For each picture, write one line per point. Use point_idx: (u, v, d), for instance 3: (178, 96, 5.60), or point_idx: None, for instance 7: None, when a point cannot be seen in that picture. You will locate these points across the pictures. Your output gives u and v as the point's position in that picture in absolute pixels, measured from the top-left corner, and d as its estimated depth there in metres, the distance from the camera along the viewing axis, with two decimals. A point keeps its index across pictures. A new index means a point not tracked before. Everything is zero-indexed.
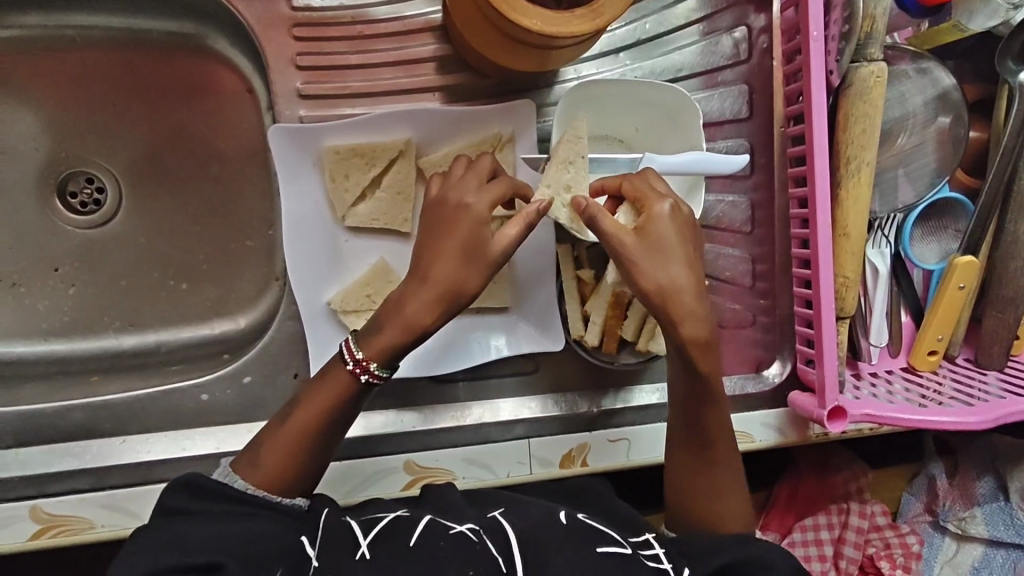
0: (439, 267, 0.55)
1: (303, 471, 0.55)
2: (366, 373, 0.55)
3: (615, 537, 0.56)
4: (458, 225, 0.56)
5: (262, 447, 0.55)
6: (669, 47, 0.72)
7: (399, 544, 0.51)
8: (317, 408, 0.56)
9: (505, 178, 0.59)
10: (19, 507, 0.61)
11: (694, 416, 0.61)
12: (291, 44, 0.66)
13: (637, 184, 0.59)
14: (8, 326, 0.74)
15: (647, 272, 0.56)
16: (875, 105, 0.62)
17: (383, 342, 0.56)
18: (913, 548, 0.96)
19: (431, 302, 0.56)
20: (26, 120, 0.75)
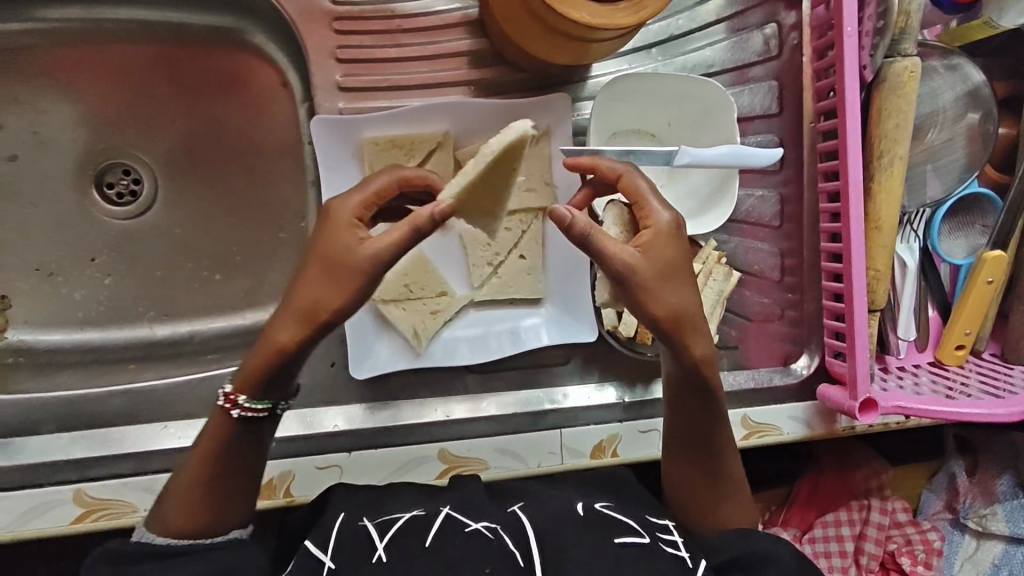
0: (304, 290, 0.48)
1: (218, 510, 0.52)
2: (236, 408, 0.51)
3: (633, 525, 0.56)
4: (344, 231, 0.49)
5: (167, 504, 0.52)
6: (702, 42, 0.73)
7: (413, 546, 0.51)
8: (204, 450, 0.52)
9: (389, 173, 0.53)
10: (62, 491, 0.62)
11: (694, 418, 0.58)
12: (332, 37, 0.66)
13: (640, 189, 0.53)
14: (45, 314, 0.75)
15: (661, 298, 0.50)
16: (908, 99, 0.63)
17: (245, 373, 0.50)
18: (934, 545, 0.95)
19: (290, 323, 0.48)
20: (64, 111, 0.76)
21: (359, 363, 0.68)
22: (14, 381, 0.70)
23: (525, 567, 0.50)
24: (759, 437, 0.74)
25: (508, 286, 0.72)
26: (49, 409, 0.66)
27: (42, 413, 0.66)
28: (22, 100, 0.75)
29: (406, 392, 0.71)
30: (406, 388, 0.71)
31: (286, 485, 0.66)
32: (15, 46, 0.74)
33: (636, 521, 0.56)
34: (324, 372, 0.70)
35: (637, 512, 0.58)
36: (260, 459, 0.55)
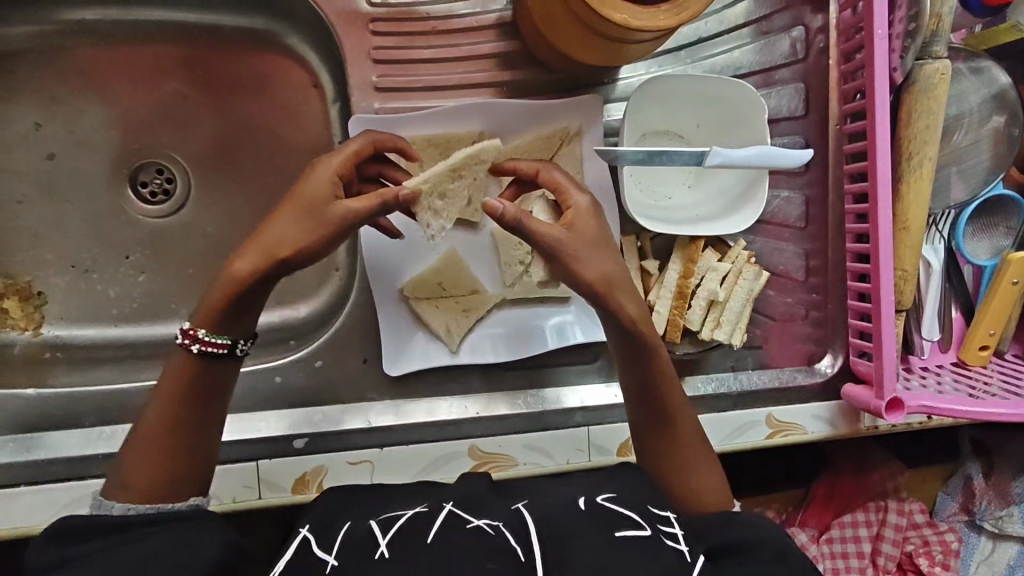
0: (275, 228, 0.51)
1: (173, 470, 0.52)
2: (196, 343, 0.53)
3: (634, 518, 0.54)
4: (308, 179, 0.53)
5: (125, 467, 0.52)
6: (731, 44, 0.74)
7: (416, 541, 0.50)
8: (171, 393, 0.53)
9: (364, 138, 0.58)
10: (104, 483, 0.63)
11: (643, 383, 0.61)
12: (369, 38, 0.68)
13: (554, 175, 0.58)
14: (81, 311, 0.77)
15: (589, 266, 0.55)
16: (938, 100, 0.64)
17: (207, 308, 0.53)
18: (952, 546, 0.96)
19: (252, 256, 0.51)
20: (98, 110, 0.77)
21: (394, 361, 0.70)
22: (53, 375, 0.73)
23: (526, 562, 0.49)
24: (783, 436, 0.74)
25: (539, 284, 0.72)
26: (88, 403, 0.69)
27: (83, 407, 0.69)
28: (60, 100, 0.76)
29: (435, 388, 0.71)
30: (436, 385, 0.72)
31: (319, 479, 0.67)
32: (52, 46, 0.76)
33: (637, 512, 0.54)
34: (357, 368, 0.71)
35: (639, 500, 0.57)
36: (219, 420, 0.56)
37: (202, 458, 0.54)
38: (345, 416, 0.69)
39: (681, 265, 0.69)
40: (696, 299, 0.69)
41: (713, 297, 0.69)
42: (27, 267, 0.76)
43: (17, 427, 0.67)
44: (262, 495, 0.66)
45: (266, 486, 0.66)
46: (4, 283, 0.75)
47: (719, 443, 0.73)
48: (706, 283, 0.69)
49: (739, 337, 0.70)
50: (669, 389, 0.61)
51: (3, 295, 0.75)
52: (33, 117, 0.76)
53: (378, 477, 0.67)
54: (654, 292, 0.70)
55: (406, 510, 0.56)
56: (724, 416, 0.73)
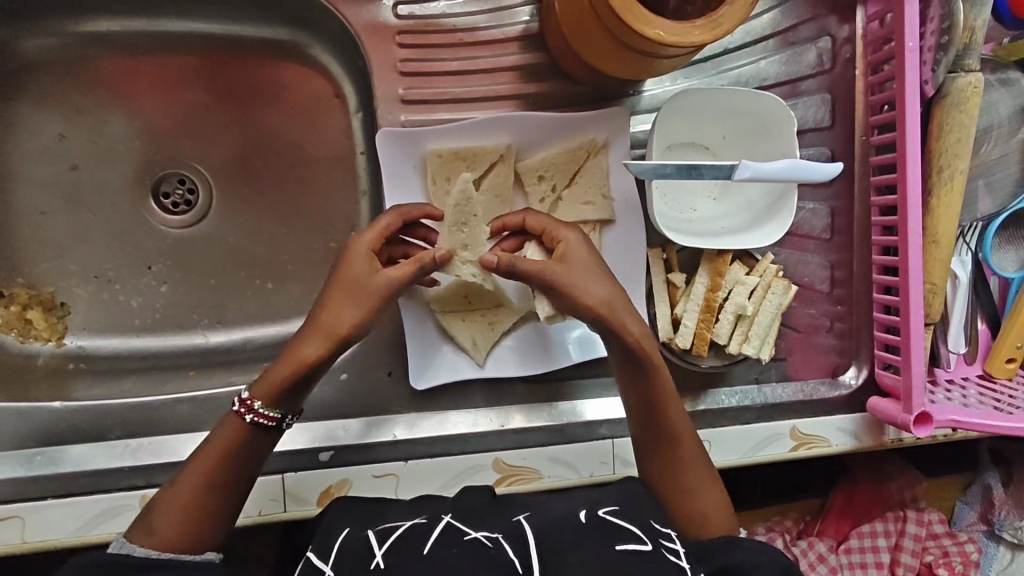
0: (333, 310, 0.57)
1: (201, 528, 0.54)
2: (252, 412, 0.56)
3: (637, 533, 0.56)
4: (358, 257, 0.59)
5: (156, 519, 0.54)
6: (757, 55, 0.73)
7: (410, 552, 0.52)
8: (214, 454, 0.56)
9: (393, 213, 0.63)
10: (130, 496, 0.63)
11: (646, 403, 0.63)
12: (395, 51, 0.68)
13: (540, 220, 0.63)
14: (103, 321, 0.76)
15: (587, 293, 0.59)
16: (970, 114, 0.64)
17: (266, 384, 0.56)
18: (972, 557, 0.95)
19: (316, 339, 0.57)
20: (122, 121, 0.77)
21: (419, 375, 0.70)
22: (76, 388, 0.73)
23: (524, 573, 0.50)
24: (807, 449, 0.74)
25: None
26: (113, 416, 0.69)
27: (108, 420, 0.69)
28: (83, 110, 0.76)
29: (459, 401, 0.71)
30: (459, 397, 0.71)
31: (344, 491, 0.67)
32: (75, 56, 0.76)
33: (639, 528, 0.56)
34: (382, 380, 0.71)
35: (642, 516, 0.59)
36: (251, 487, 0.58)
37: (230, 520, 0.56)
38: (368, 429, 0.68)
39: (708, 278, 0.69)
40: (723, 313, 0.69)
41: (740, 310, 0.69)
42: (49, 278, 0.76)
43: (43, 441, 0.67)
44: (287, 508, 0.66)
45: (291, 498, 0.66)
46: (27, 294, 0.75)
47: (744, 456, 0.72)
48: (733, 297, 0.69)
49: (768, 351, 0.70)
50: (674, 413, 0.63)
51: (27, 306, 0.75)
52: (57, 127, 0.76)
53: (403, 491, 0.67)
54: (681, 306, 0.70)
55: (405, 522, 0.58)
56: (750, 430, 0.72)
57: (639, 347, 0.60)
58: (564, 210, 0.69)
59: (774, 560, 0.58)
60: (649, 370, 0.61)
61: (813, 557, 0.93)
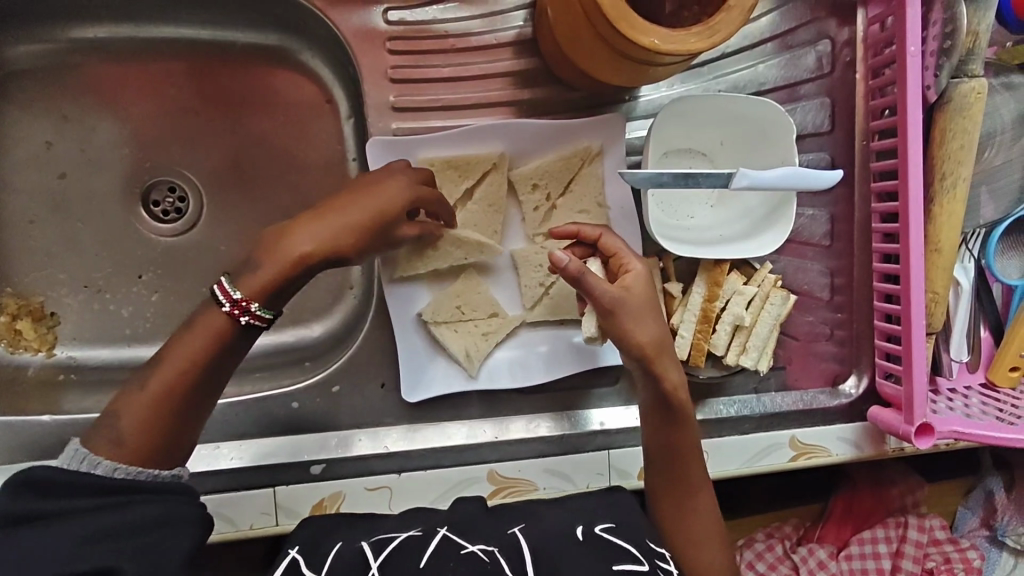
0: (334, 219, 0.58)
1: (165, 439, 0.52)
2: (246, 315, 0.54)
3: (634, 553, 0.55)
4: (387, 199, 0.60)
5: (120, 419, 0.51)
6: (755, 59, 0.72)
7: (407, 566, 0.53)
8: (191, 354, 0.53)
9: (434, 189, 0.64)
10: None
11: (669, 448, 0.62)
12: (386, 58, 0.67)
13: (614, 242, 0.62)
14: (94, 331, 0.76)
15: (639, 328, 0.59)
16: (973, 120, 0.63)
17: (255, 282, 0.55)
18: (974, 564, 0.93)
19: (314, 237, 0.57)
20: (110, 128, 0.76)
21: (411, 388, 0.69)
22: (66, 400, 0.72)
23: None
24: (807, 458, 0.72)
25: (559, 307, 0.71)
26: None
27: None
28: (71, 117, 0.75)
29: (453, 411, 0.70)
30: (453, 407, 0.70)
31: (336, 504, 0.66)
32: (62, 63, 0.75)
33: (636, 548, 0.56)
34: (374, 392, 0.70)
35: (641, 535, 0.58)
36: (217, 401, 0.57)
37: (197, 430, 0.55)
38: (361, 441, 0.68)
39: (706, 287, 0.68)
40: (721, 324, 0.68)
41: (738, 321, 0.68)
42: (39, 287, 0.75)
43: (32, 454, 0.66)
44: (278, 521, 0.65)
45: (282, 511, 0.65)
46: (17, 303, 0.74)
47: (744, 466, 0.71)
48: (731, 307, 0.68)
49: (766, 362, 0.69)
50: (696, 464, 0.62)
51: (17, 316, 0.74)
52: (45, 135, 0.75)
53: (396, 505, 0.66)
54: (678, 315, 0.68)
55: (400, 533, 0.58)
56: (750, 440, 0.71)
57: (675, 393, 0.61)
58: (559, 219, 0.69)
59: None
60: (681, 419, 0.61)
61: (813, 565, 0.91)
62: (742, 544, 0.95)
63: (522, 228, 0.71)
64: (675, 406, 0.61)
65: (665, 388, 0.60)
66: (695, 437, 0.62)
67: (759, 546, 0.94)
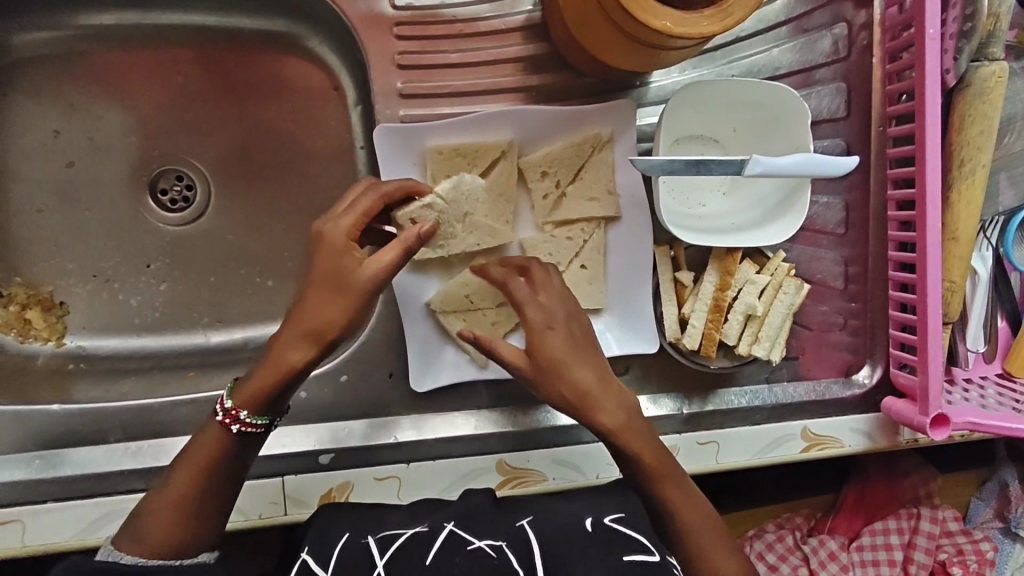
0: (312, 311, 0.55)
1: (186, 533, 0.54)
2: (237, 422, 0.56)
3: (644, 544, 0.56)
4: (349, 258, 0.55)
5: (145, 519, 0.54)
6: (770, 42, 0.71)
7: (414, 563, 0.53)
8: (198, 464, 0.55)
9: (374, 192, 0.58)
10: (129, 500, 0.62)
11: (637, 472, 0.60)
12: (394, 43, 0.66)
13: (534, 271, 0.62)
14: (102, 321, 0.76)
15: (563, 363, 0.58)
16: (993, 105, 0.62)
17: (249, 390, 0.56)
18: (987, 555, 0.92)
19: (303, 344, 0.55)
20: (116, 116, 0.75)
21: (421, 378, 0.68)
22: (76, 389, 0.72)
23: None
24: (819, 450, 0.71)
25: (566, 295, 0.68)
26: (114, 418, 0.68)
27: (110, 422, 0.68)
28: (78, 105, 0.75)
29: (462, 401, 0.70)
30: (462, 397, 0.70)
31: (346, 494, 0.65)
32: (70, 52, 0.74)
33: (645, 538, 0.57)
34: (383, 382, 0.70)
35: (648, 528, 0.58)
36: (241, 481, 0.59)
37: (221, 517, 0.57)
38: (369, 431, 0.67)
39: (717, 276, 0.67)
40: (732, 314, 0.67)
41: (750, 310, 0.67)
42: (47, 276, 0.75)
43: (40, 443, 0.66)
44: (288, 511, 0.65)
45: (291, 501, 0.65)
46: (26, 293, 0.74)
47: (755, 457, 0.70)
48: (743, 296, 0.67)
49: (779, 352, 0.68)
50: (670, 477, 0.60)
51: (26, 306, 0.74)
52: (52, 124, 0.74)
53: (405, 495, 0.66)
54: (689, 304, 0.68)
55: (407, 527, 0.58)
56: (762, 430, 0.70)
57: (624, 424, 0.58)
58: (568, 206, 0.68)
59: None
60: (642, 445, 0.59)
61: (823, 556, 0.91)
62: (751, 535, 0.94)
63: (532, 217, 0.69)
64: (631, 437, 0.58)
65: (597, 426, 0.58)
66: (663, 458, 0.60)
67: (769, 537, 0.93)
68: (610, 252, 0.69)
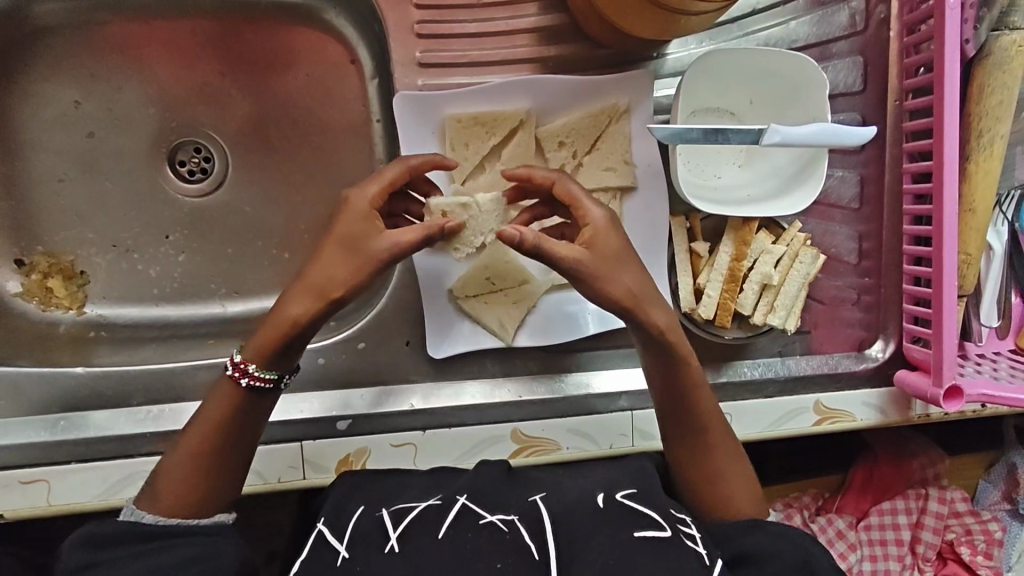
0: (322, 268, 0.56)
1: (204, 490, 0.56)
2: (247, 376, 0.56)
3: (655, 518, 0.55)
4: (350, 214, 0.56)
5: (160, 479, 0.55)
6: (787, 15, 0.71)
7: (426, 536, 0.52)
8: (211, 425, 0.56)
9: (400, 164, 0.60)
10: (151, 461, 0.64)
11: (671, 392, 0.62)
12: (412, 12, 0.66)
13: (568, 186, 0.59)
14: (122, 290, 0.77)
15: (614, 283, 0.58)
16: (1013, 75, 0.62)
17: (259, 347, 0.56)
18: (995, 536, 0.92)
19: (304, 299, 0.56)
20: (136, 88, 0.76)
21: (437, 344, 0.69)
22: (97, 355, 0.73)
23: (540, 560, 0.50)
24: (831, 423, 0.72)
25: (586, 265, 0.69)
26: (136, 382, 0.69)
27: (132, 385, 0.69)
28: (99, 76, 0.75)
29: (477, 371, 0.71)
30: (477, 367, 0.71)
31: (363, 459, 0.67)
32: (89, 22, 0.75)
33: (658, 513, 0.56)
34: (400, 350, 0.71)
35: (660, 502, 0.58)
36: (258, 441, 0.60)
37: (237, 476, 0.58)
38: (387, 399, 0.68)
39: (732, 248, 0.68)
40: (748, 283, 0.68)
41: (766, 280, 0.67)
42: (68, 246, 0.76)
43: (64, 403, 0.68)
44: (306, 476, 0.66)
45: (310, 465, 0.66)
46: (48, 262, 0.76)
47: (765, 429, 0.71)
48: (759, 266, 0.67)
49: (794, 322, 0.69)
50: (704, 398, 0.62)
51: (47, 274, 0.76)
52: (72, 95, 0.75)
53: (421, 462, 0.67)
54: (704, 275, 0.69)
55: (420, 502, 0.57)
56: (772, 403, 0.71)
57: (668, 354, 0.60)
58: (585, 175, 0.68)
59: (796, 549, 0.56)
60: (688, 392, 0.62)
61: (832, 534, 0.91)
62: None
63: None
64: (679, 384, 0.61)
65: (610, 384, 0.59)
66: (709, 407, 0.62)
67: (778, 516, 0.93)
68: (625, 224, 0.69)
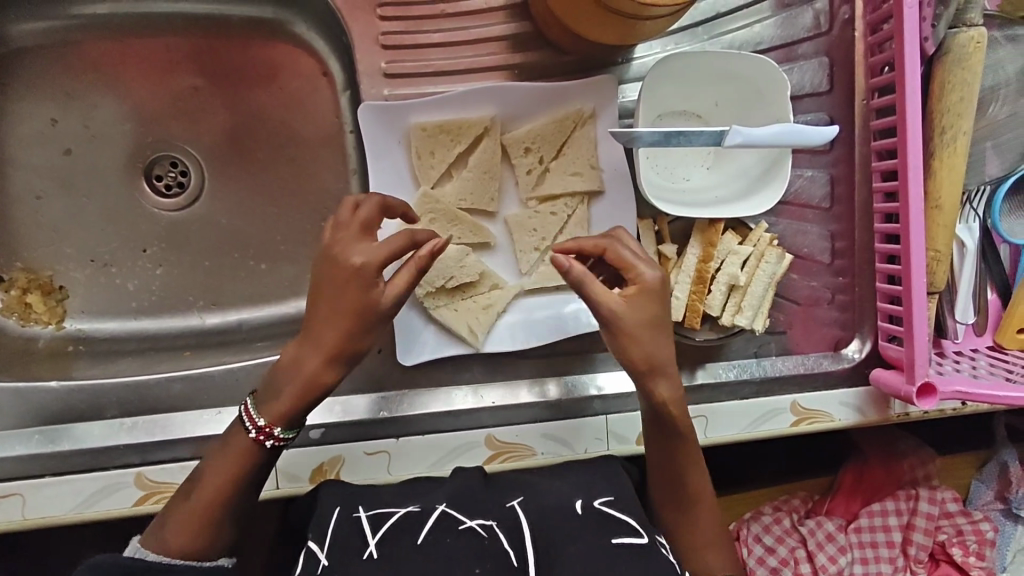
0: (332, 332, 0.57)
1: (208, 537, 0.57)
2: (270, 439, 0.58)
3: (634, 525, 0.55)
4: (356, 289, 0.57)
5: (173, 518, 0.57)
6: (752, 18, 0.71)
7: (406, 543, 0.52)
8: (225, 473, 0.57)
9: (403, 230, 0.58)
10: (124, 474, 0.64)
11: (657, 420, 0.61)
12: (378, 24, 0.67)
13: (619, 252, 0.59)
14: (101, 305, 0.77)
15: (642, 346, 0.57)
16: (973, 70, 0.62)
17: (280, 406, 0.58)
18: (987, 535, 0.90)
19: (325, 361, 0.58)
20: (112, 105, 0.77)
21: (407, 352, 0.69)
22: (76, 368, 0.74)
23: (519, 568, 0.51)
24: (809, 423, 0.71)
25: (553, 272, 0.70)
26: (109, 395, 0.70)
27: (105, 398, 0.70)
28: (75, 95, 0.77)
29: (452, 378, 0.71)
30: (451, 374, 0.71)
31: (336, 469, 0.67)
32: (65, 42, 0.76)
33: (636, 519, 0.56)
34: (372, 358, 0.71)
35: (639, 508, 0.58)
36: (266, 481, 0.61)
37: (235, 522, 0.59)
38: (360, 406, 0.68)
39: (699, 249, 0.68)
40: (716, 284, 0.68)
41: (733, 281, 0.68)
42: (48, 262, 0.77)
43: (40, 419, 0.69)
44: (280, 485, 0.66)
45: (284, 476, 0.66)
46: (27, 278, 0.76)
47: (742, 432, 0.70)
48: (726, 267, 0.68)
49: (762, 322, 0.69)
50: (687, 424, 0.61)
51: (26, 290, 0.76)
52: (49, 113, 0.76)
53: (396, 470, 0.67)
54: (673, 278, 0.69)
55: (400, 507, 0.57)
56: (748, 403, 0.70)
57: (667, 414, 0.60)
58: (552, 181, 0.69)
59: None
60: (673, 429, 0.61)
61: (820, 538, 0.90)
62: (748, 517, 0.93)
63: (517, 193, 0.71)
64: (665, 420, 0.60)
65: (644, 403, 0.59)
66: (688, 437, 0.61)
67: (766, 519, 0.92)
68: (594, 226, 0.70)
